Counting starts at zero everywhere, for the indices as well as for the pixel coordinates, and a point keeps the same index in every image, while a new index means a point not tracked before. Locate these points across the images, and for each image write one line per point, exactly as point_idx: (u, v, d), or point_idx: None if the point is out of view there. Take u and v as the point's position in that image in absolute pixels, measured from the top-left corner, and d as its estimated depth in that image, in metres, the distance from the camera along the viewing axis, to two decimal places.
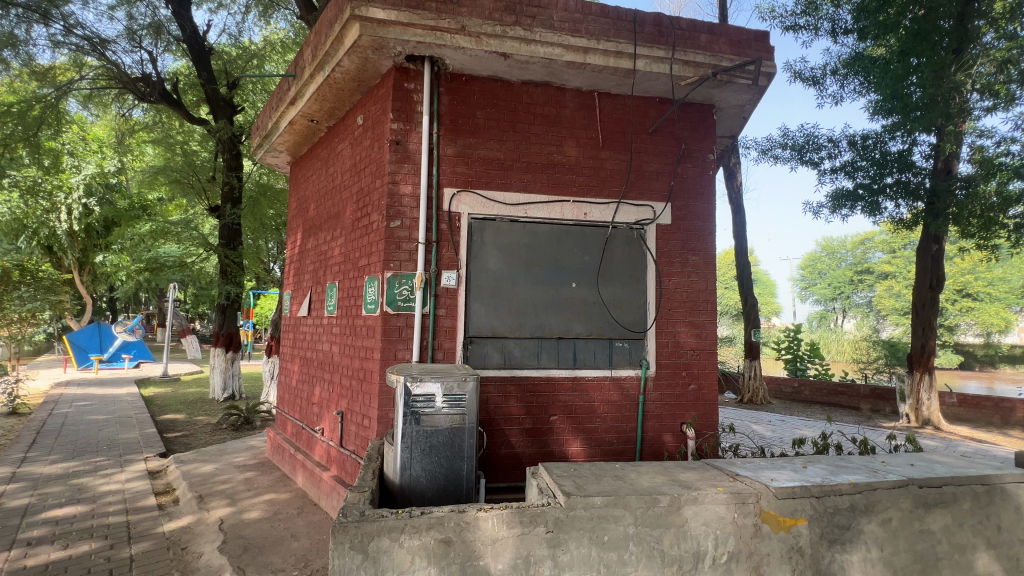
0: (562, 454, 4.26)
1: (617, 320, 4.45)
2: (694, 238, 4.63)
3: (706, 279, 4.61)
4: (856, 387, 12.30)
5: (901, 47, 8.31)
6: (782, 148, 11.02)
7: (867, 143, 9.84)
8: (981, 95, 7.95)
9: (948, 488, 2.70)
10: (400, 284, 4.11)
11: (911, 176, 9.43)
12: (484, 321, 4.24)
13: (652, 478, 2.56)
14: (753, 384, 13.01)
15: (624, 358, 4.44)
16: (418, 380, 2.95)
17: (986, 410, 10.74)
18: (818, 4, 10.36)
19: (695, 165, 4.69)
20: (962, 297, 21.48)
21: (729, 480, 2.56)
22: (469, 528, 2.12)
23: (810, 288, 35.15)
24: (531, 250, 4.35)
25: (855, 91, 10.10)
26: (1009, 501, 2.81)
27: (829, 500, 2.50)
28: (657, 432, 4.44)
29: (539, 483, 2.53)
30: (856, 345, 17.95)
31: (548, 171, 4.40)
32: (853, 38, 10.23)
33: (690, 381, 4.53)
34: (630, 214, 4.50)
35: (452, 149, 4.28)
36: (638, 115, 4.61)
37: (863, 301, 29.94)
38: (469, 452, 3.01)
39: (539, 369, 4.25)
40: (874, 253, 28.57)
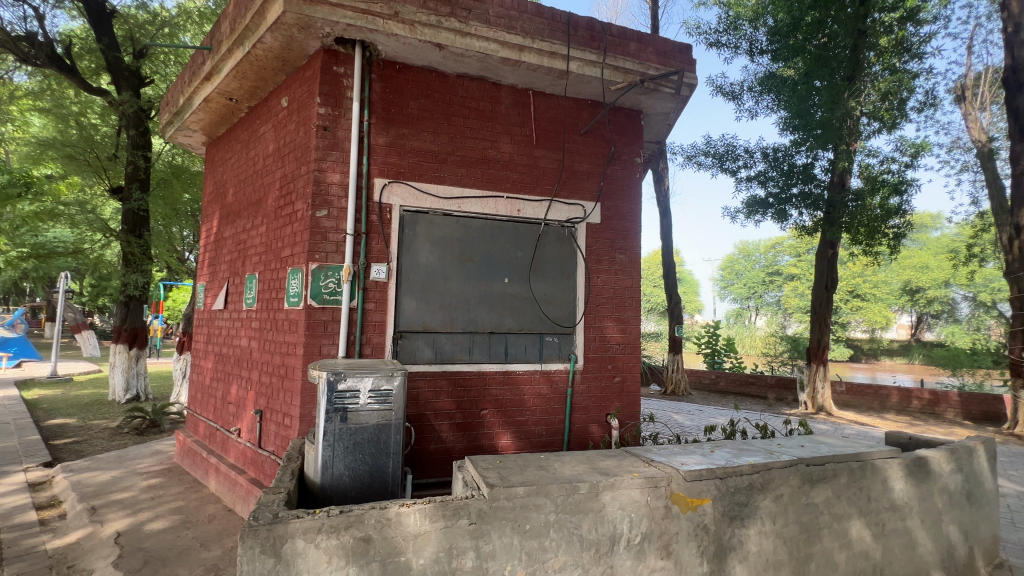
0: (492, 447, 4.29)
1: (548, 316, 4.55)
2: (622, 237, 4.84)
3: (631, 277, 4.84)
4: (763, 378, 13.50)
5: (806, 70, 9.16)
6: (704, 156, 11.82)
7: (777, 155, 10.64)
8: (871, 118, 9.00)
9: (830, 465, 3.05)
10: (325, 276, 3.95)
11: (813, 187, 10.39)
12: (415, 315, 4.17)
13: (574, 467, 2.65)
14: (675, 377, 13.86)
15: (554, 352, 4.55)
16: (342, 376, 2.86)
17: (868, 396, 12.26)
18: (738, 24, 11.16)
19: (623, 167, 4.91)
20: (853, 297, 24.30)
21: (644, 466, 2.72)
22: (390, 524, 2.08)
23: (728, 288, 38.09)
24: (463, 244, 4.33)
25: (767, 108, 11.02)
26: (878, 475, 3.22)
27: (732, 481, 2.72)
28: (584, 423, 4.61)
29: (464, 476, 2.54)
30: (766, 340, 19.69)
31: (482, 166, 4.40)
32: (767, 58, 11.12)
33: (615, 373, 4.74)
34: (562, 212, 4.62)
35: (384, 139, 4.16)
36: (570, 116, 4.74)
37: (773, 300, 32.83)
38: (396, 449, 2.95)
39: (471, 363, 4.26)
40: (782, 257, 31.46)
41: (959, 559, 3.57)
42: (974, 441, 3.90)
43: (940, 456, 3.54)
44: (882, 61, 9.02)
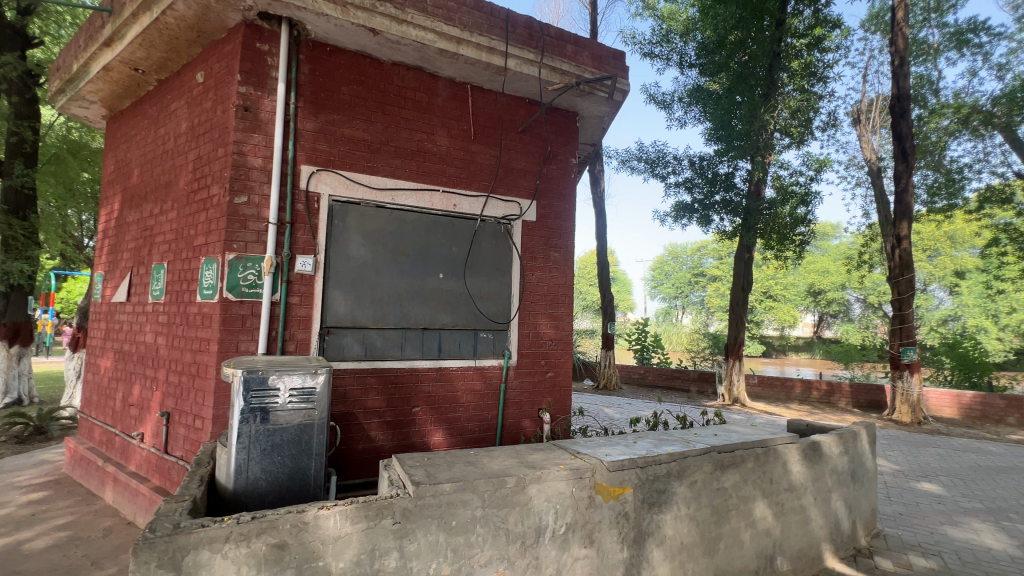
0: (424, 445, 4.22)
1: (482, 312, 4.55)
2: (556, 236, 4.94)
3: (564, 275, 4.96)
4: (687, 372, 14.40)
5: (729, 85, 9.83)
6: (638, 161, 12.37)
7: (702, 163, 11.33)
8: (783, 134, 9.89)
9: (738, 452, 3.31)
10: (244, 268, 3.68)
11: (733, 195, 11.12)
12: (344, 310, 4.01)
13: (502, 461, 2.67)
14: (607, 372, 14.42)
15: (488, 348, 4.56)
16: (260, 373, 2.68)
17: (776, 388, 13.45)
18: (670, 37, 11.73)
19: (559, 166, 5.00)
20: (766, 298, 27.01)
21: (571, 458, 2.80)
22: (307, 529, 1.98)
23: (658, 287, 40.17)
24: (397, 237, 4.22)
25: (694, 118, 11.71)
26: (779, 459, 3.53)
27: (651, 470, 2.86)
28: (516, 418, 4.66)
29: (390, 475, 2.47)
30: (691, 337, 21.01)
31: (417, 158, 4.31)
32: (695, 71, 11.81)
33: (548, 369, 4.84)
34: (498, 209, 4.63)
35: (312, 124, 3.94)
36: (508, 113, 4.76)
37: (698, 300, 35.09)
38: (319, 449, 2.81)
39: (403, 360, 4.16)
40: (706, 259, 33.68)
41: (844, 531, 4.02)
42: (858, 426, 4.39)
43: (830, 439, 3.95)
44: (795, 83, 9.88)
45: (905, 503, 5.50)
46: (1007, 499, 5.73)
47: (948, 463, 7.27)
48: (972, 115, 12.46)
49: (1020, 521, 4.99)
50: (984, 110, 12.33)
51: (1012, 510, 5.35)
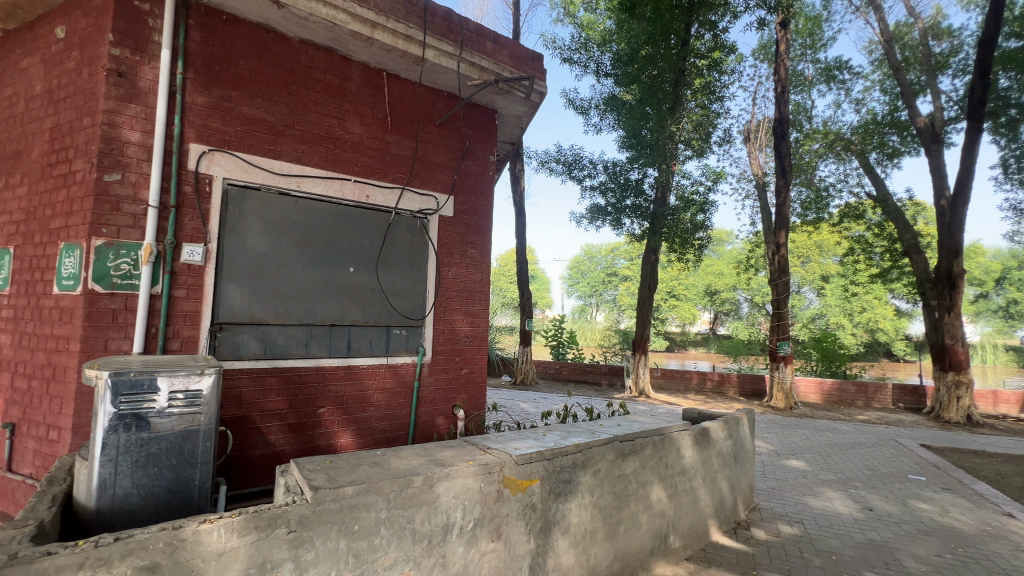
0: (330, 448, 4.01)
1: (396, 308, 4.41)
2: (474, 232, 4.93)
3: (481, 271, 4.97)
4: (598, 366, 15.15)
5: (641, 96, 10.47)
6: (556, 162, 12.77)
7: (615, 169, 11.96)
8: (686, 146, 10.72)
9: (637, 440, 3.54)
10: (115, 255, 3.23)
11: (643, 200, 11.86)
12: (239, 305, 3.67)
13: (410, 460, 2.61)
14: (524, 367, 14.74)
15: (401, 345, 4.44)
16: (133, 375, 2.36)
17: (676, 380, 14.61)
18: (588, 46, 12.26)
19: (477, 163, 5.00)
20: (670, 297, 29.80)
21: (480, 454, 2.81)
22: (184, 546, 1.78)
23: (574, 286, 41.90)
24: (303, 228, 3.95)
25: (609, 125, 12.33)
26: (673, 445, 3.83)
27: (558, 461, 2.96)
28: (429, 416, 4.59)
29: (286, 481, 2.30)
30: (603, 333, 22.18)
31: (327, 145, 4.06)
32: (610, 81, 12.44)
33: (463, 365, 4.82)
34: (413, 202, 4.51)
35: (204, 99, 3.56)
36: (425, 105, 4.65)
37: (610, 298, 37.22)
38: (205, 457, 2.54)
39: (308, 359, 3.92)
40: (619, 260, 35.74)
41: (727, 507, 4.47)
42: (741, 412, 4.89)
43: (717, 425, 4.37)
44: (697, 99, 10.78)
45: (776, 478, 6.27)
46: (853, 470, 6.75)
47: (810, 442, 8.41)
48: (836, 141, 14.45)
49: (862, 489, 5.91)
50: (845, 137, 14.36)
51: (856, 479, 6.32)
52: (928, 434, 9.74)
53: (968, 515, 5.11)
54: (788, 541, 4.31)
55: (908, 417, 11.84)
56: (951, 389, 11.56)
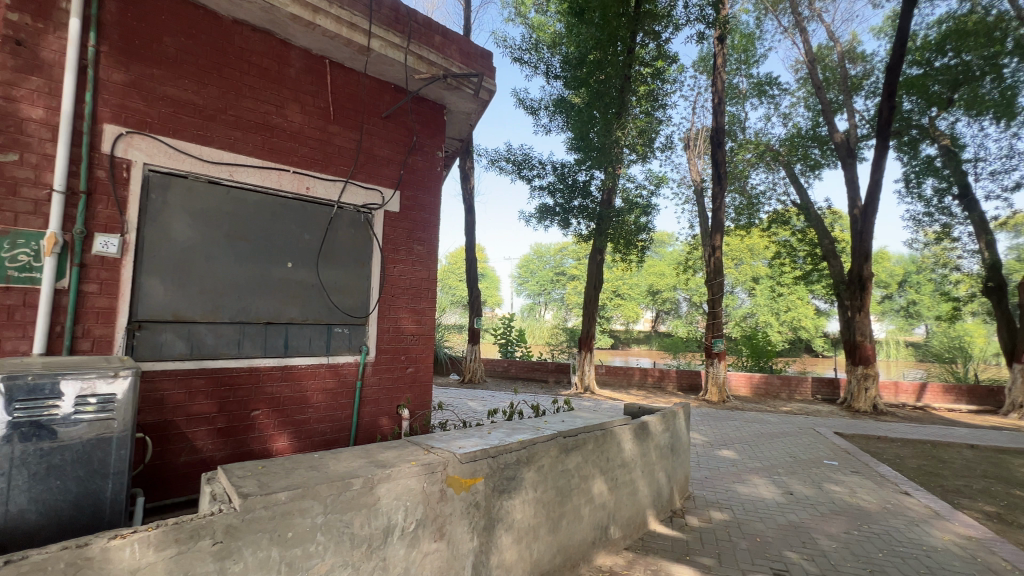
0: (264, 452, 3.80)
1: (337, 305, 4.25)
2: (420, 229, 4.84)
3: (428, 268, 4.89)
4: (546, 364, 15.38)
5: (588, 99, 10.72)
6: (506, 161, 12.82)
7: (564, 170, 12.18)
8: (631, 150, 11.09)
9: (580, 435, 3.63)
10: (12, 245, 2.88)
11: (589, 201, 12.14)
12: (162, 302, 3.40)
13: (349, 463, 2.53)
14: (472, 366, 14.70)
15: (343, 344, 4.28)
16: (31, 379, 2.12)
17: (620, 376, 15.11)
18: (539, 47, 12.39)
19: (424, 158, 4.91)
20: (614, 296, 30.68)
21: (423, 454, 2.77)
22: (91, 565, 1.61)
23: (524, 284, 42.35)
24: (235, 220, 3.71)
25: (558, 127, 12.53)
26: (614, 439, 3.96)
27: (502, 458, 2.98)
28: (373, 416, 4.47)
29: (212, 489, 2.15)
30: (551, 331, 22.58)
31: (263, 132, 3.84)
32: (559, 83, 12.64)
33: (408, 364, 4.73)
34: (358, 196, 4.37)
35: (120, 76, 3.25)
36: (370, 96, 4.51)
37: (558, 297, 37.94)
38: (118, 467, 2.32)
39: (240, 359, 3.69)
40: (567, 259, 36.49)
41: (664, 497, 4.68)
42: (677, 406, 5.13)
43: (656, 419, 4.57)
44: (641, 106, 11.20)
45: (709, 467, 6.64)
46: (776, 457, 7.29)
47: (740, 432, 8.98)
48: (766, 152, 15.51)
49: (784, 474, 6.39)
50: (774, 149, 15.43)
51: (779, 466, 6.83)
52: (841, 423, 10.69)
53: (872, 494, 5.67)
54: (718, 527, 4.58)
55: (824, 407, 12.93)
56: (860, 380, 12.74)
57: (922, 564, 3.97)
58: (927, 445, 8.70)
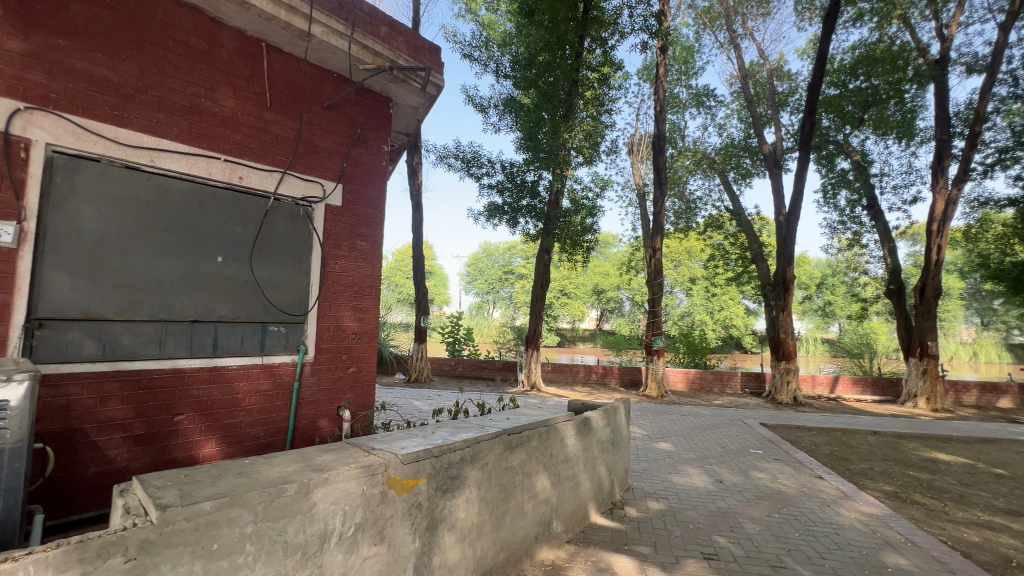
0: (189, 460, 3.54)
1: (273, 302, 4.03)
2: (364, 224, 4.69)
3: (371, 265, 4.75)
4: (493, 362, 15.44)
5: (537, 101, 10.84)
6: (455, 158, 12.71)
7: (513, 169, 12.25)
8: (578, 153, 11.30)
9: (524, 432, 3.67)
10: None
11: (538, 201, 12.28)
12: (69, 298, 3.07)
13: (283, 468, 2.41)
14: (419, 365, 14.46)
15: (279, 343, 4.07)
16: None
17: (566, 373, 15.42)
18: (488, 45, 12.36)
19: (369, 152, 4.76)
20: (562, 295, 31.20)
21: (364, 456, 2.69)
22: None
23: (472, 283, 42.22)
24: (157, 209, 3.42)
25: (507, 126, 12.57)
26: (558, 435, 4.04)
27: (445, 457, 2.95)
28: (311, 419, 4.28)
29: (125, 502, 1.97)
30: (499, 330, 22.66)
31: (190, 116, 3.57)
32: (509, 82, 12.68)
33: (349, 363, 4.58)
34: (296, 188, 4.16)
35: (19, 45, 2.91)
36: (311, 84, 4.31)
37: (506, 296, 38.19)
38: (11, 482, 2.07)
39: (162, 360, 3.41)
40: (515, 258, 36.79)
41: (604, 490, 4.83)
42: (619, 401, 5.31)
43: (598, 414, 4.70)
44: (588, 110, 11.48)
45: (647, 459, 6.94)
46: (708, 448, 7.73)
47: (676, 426, 9.44)
48: (703, 159, 16.39)
49: (715, 464, 6.79)
50: (710, 157, 16.34)
51: (711, 456, 7.25)
52: (766, 414, 11.52)
53: (791, 479, 6.15)
54: (654, 516, 4.79)
55: (752, 400, 13.87)
56: (783, 374, 13.78)
57: (831, 541, 4.36)
58: (838, 433, 9.57)
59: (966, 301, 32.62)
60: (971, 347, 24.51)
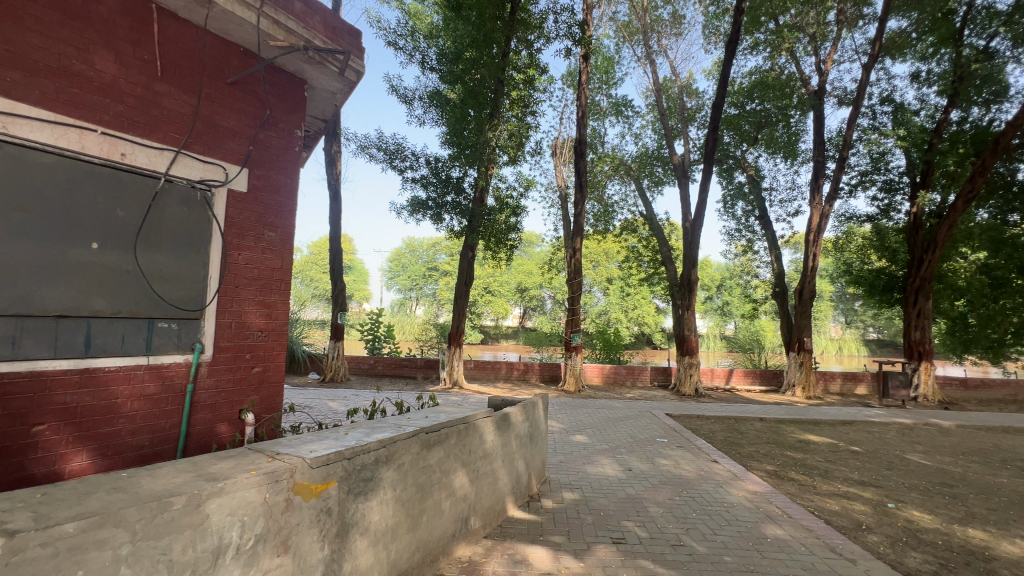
0: (52, 476, 3.07)
1: (163, 297, 3.61)
2: (272, 213, 4.35)
3: (280, 257, 4.42)
4: (415, 360, 15.15)
5: (464, 97, 10.77)
6: (377, 149, 12.25)
7: (438, 164, 12.05)
8: (503, 152, 11.39)
9: (442, 430, 3.64)
10: None
11: (462, 198, 12.20)
12: None
13: (169, 479, 2.16)
14: (335, 364, 13.76)
15: (169, 341, 3.65)
16: None
17: (488, 370, 15.50)
18: (414, 35, 12.03)
19: (279, 136, 4.43)
20: (485, 293, 31.19)
21: (266, 462, 2.50)
22: None
23: (394, 279, 41.02)
24: (12, 184, 2.90)
25: (433, 119, 12.31)
26: (476, 431, 4.06)
27: (358, 459, 2.84)
28: (208, 424, 3.90)
29: None
30: (422, 327, 22.23)
31: (58, 79, 3.09)
32: (435, 75, 12.44)
33: (254, 363, 4.24)
34: (193, 170, 3.76)
35: None
36: (212, 56, 3.91)
37: (430, 293, 37.68)
38: None
39: (16, 362, 2.91)
40: (439, 255, 36.41)
41: (522, 483, 4.93)
42: (537, 397, 5.45)
43: (516, 410, 4.79)
44: (514, 109, 11.48)
45: (564, 452, 7.19)
46: (620, 439, 8.19)
47: (591, 419, 9.89)
48: (621, 166, 17.30)
49: (625, 454, 7.22)
50: (627, 164, 17.28)
51: (621, 446, 7.68)
52: (671, 405, 12.44)
53: (690, 464, 6.71)
54: (568, 506, 4.99)
55: (659, 392, 14.92)
56: (687, 368, 14.95)
57: (723, 518, 4.82)
58: (732, 420, 10.60)
59: (834, 302, 37.67)
60: (837, 342, 28.30)
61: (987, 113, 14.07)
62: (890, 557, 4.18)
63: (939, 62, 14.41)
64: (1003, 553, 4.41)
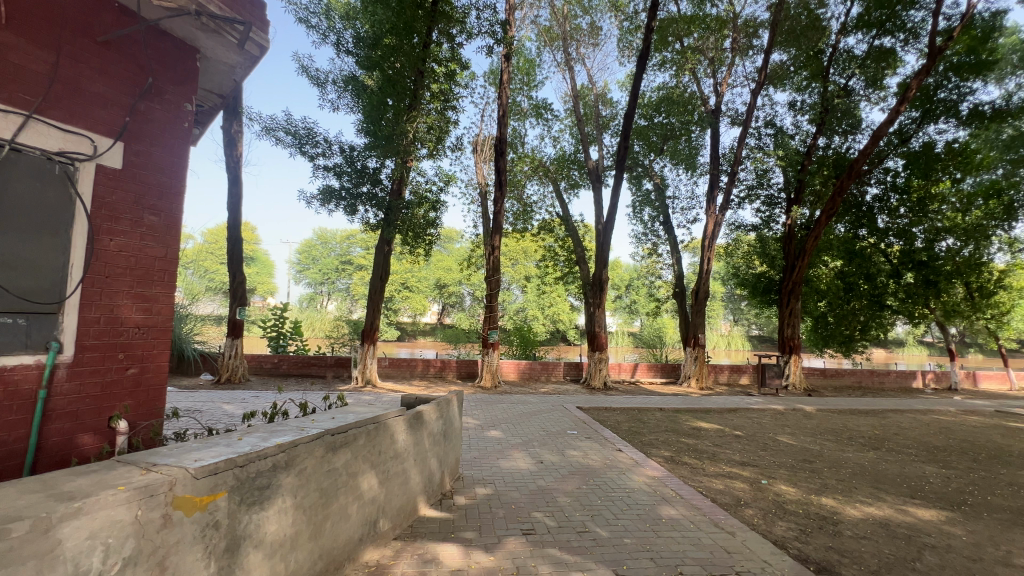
0: None
1: (8, 286, 3.05)
2: (155, 194, 3.85)
3: (163, 245, 3.93)
4: (324, 358, 14.33)
5: (382, 84, 10.40)
6: (284, 132, 11.38)
7: (352, 153, 11.47)
8: (423, 145, 11.16)
9: (350, 431, 3.49)
10: None
11: (379, 189, 11.76)
12: None
13: (9, 502, 1.84)
14: (232, 363, 12.59)
15: (16, 339, 3.09)
16: None
17: (403, 368, 15.11)
18: (329, 14, 11.33)
19: (164, 108, 3.93)
20: (403, 288, 30.36)
21: (141, 474, 2.23)
22: None
23: (303, 272, 38.53)
24: None
25: (348, 104, 11.68)
26: (387, 431, 3.94)
27: (253, 466, 2.63)
28: (67, 435, 3.37)
29: None
30: (332, 323, 21.09)
31: None
32: (352, 60, 11.81)
33: (129, 364, 3.74)
34: (50, 139, 3.22)
35: None
36: (76, 8, 3.37)
37: (343, 287, 35.93)
38: None
39: None
40: (354, 248, 34.85)
41: (435, 482, 4.88)
42: (451, 394, 5.41)
43: (430, 408, 4.73)
44: (434, 101, 11.22)
45: (478, 448, 7.23)
46: (533, 433, 8.41)
47: (506, 414, 10.05)
48: (540, 167, 17.75)
49: (537, 447, 7.43)
50: (545, 165, 17.77)
51: (534, 440, 7.89)
52: (581, 399, 13.03)
53: (597, 454, 7.08)
54: (481, 501, 5.03)
55: (572, 386, 15.55)
56: (597, 363, 15.75)
57: (624, 503, 5.15)
58: (635, 411, 11.35)
59: (725, 301, 41.88)
60: (726, 338, 31.53)
61: (845, 142, 16.50)
62: (762, 527, 4.74)
63: (810, 94, 16.50)
64: (847, 516, 5.21)
